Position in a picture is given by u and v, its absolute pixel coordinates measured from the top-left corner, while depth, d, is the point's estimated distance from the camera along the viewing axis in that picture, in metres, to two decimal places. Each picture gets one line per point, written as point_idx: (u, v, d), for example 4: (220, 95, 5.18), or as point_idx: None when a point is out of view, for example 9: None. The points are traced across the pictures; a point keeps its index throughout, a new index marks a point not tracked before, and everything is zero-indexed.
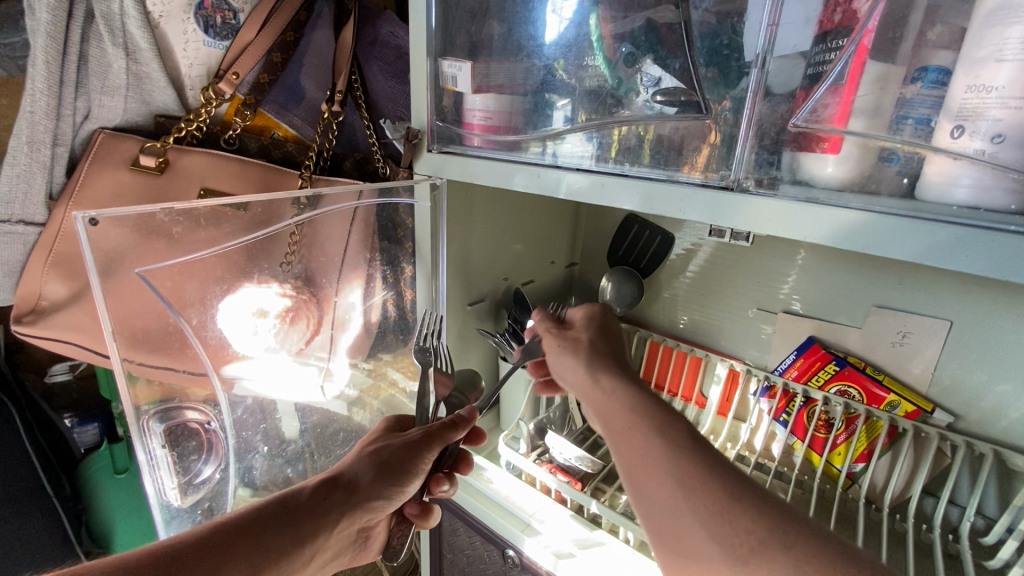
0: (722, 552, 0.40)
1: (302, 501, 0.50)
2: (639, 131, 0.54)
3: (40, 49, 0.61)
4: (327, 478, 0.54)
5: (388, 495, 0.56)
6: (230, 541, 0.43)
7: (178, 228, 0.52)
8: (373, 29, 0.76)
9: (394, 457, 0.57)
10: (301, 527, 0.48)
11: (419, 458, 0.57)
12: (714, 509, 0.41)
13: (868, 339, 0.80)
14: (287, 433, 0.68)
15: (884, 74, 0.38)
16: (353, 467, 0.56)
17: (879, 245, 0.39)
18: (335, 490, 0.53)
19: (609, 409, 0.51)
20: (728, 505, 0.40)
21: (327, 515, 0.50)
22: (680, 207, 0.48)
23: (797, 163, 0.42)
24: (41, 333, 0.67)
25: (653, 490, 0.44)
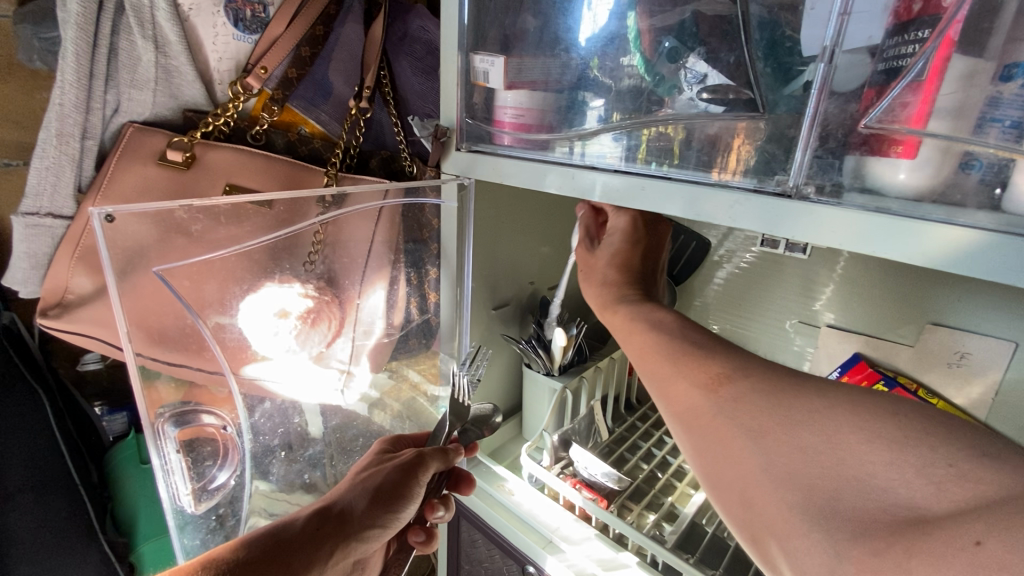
0: (769, 461, 0.36)
1: (292, 536, 0.49)
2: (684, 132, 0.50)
3: (70, 40, 0.60)
4: (319, 508, 0.53)
5: (384, 523, 0.54)
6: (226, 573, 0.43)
7: (198, 227, 0.51)
8: (403, 23, 0.74)
9: (387, 484, 0.55)
10: (291, 564, 0.46)
11: (410, 485, 0.55)
12: (756, 421, 0.38)
13: (919, 358, 0.75)
14: (312, 431, 0.67)
15: (970, 71, 0.34)
16: (347, 495, 0.54)
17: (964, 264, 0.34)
18: (326, 520, 0.51)
19: (629, 332, 0.55)
20: (772, 414, 0.37)
21: (318, 547, 0.49)
22: (730, 215, 0.44)
23: (864, 168, 0.39)
24: (67, 327, 0.67)
25: (693, 412, 0.42)
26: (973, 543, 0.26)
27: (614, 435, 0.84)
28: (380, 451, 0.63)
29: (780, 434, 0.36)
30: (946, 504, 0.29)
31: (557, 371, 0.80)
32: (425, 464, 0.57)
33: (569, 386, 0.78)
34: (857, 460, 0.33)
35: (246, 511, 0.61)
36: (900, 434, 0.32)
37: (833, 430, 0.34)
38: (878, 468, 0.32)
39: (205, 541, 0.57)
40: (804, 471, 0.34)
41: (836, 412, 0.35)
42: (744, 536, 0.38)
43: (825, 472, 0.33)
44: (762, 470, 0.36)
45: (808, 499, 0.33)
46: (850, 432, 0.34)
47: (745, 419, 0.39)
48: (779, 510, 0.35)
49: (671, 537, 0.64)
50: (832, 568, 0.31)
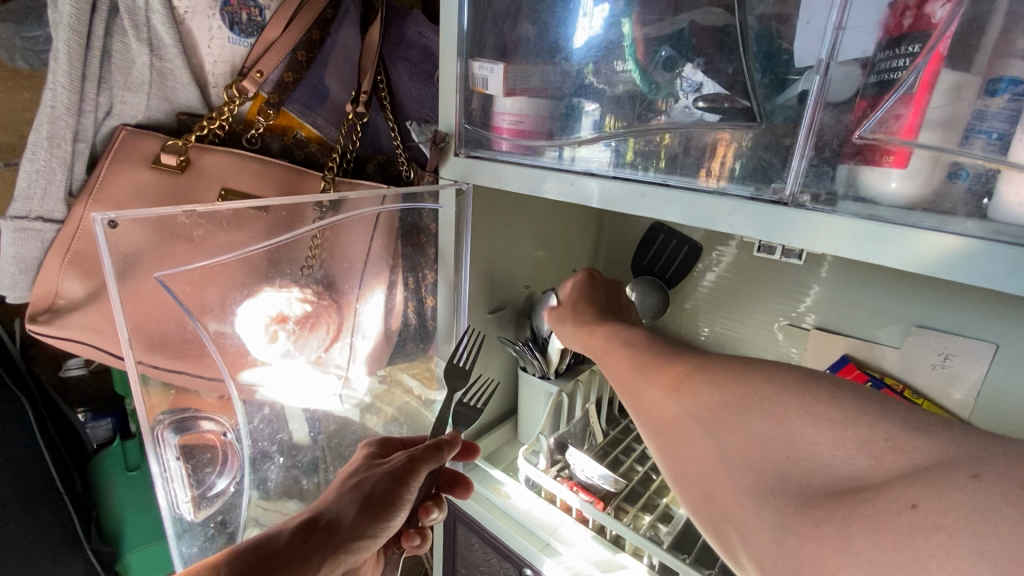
0: (690, 470, 0.38)
1: (279, 549, 0.49)
2: (654, 137, 0.52)
3: (62, 42, 0.59)
4: (306, 520, 0.53)
5: (374, 532, 0.54)
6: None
7: (199, 232, 0.50)
8: (399, 28, 0.75)
9: (376, 493, 0.54)
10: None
11: (400, 490, 0.55)
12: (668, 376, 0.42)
13: (906, 360, 0.77)
14: (298, 439, 0.65)
15: (957, 85, 0.36)
16: (336, 506, 0.54)
17: (955, 271, 0.36)
18: (314, 533, 0.51)
19: None
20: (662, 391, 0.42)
21: (303, 561, 0.49)
22: (728, 222, 0.45)
23: (859, 177, 0.40)
24: (58, 333, 0.66)
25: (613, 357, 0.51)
26: (968, 477, 0.26)
27: (608, 437, 0.85)
28: (369, 453, 0.62)
29: (680, 422, 0.39)
30: (881, 472, 0.28)
31: (553, 374, 0.80)
32: (415, 469, 0.55)
33: (565, 391, 0.79)
34: (803, 440, 0.32)
35: (243, 519, 0.60)
36: (779, 410, 0.34)
37: (710, 386, 0.39)
38: (826, 449, 0.31)
39: (204, 549, 0.56)
40: (705, 405, 0.38)
41: (707, 386, 0.39)
42: (711, 535, 0.37)
43: (773, 454, 0.33)
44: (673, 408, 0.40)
45: (703, 429, 0.37)
46: (747, 400, 0.36)
47: (641, 384, 0.45)
48: (671, 409, 0.40)
49: (667, 537, 0.65)
50: (779, 545, 0.30)
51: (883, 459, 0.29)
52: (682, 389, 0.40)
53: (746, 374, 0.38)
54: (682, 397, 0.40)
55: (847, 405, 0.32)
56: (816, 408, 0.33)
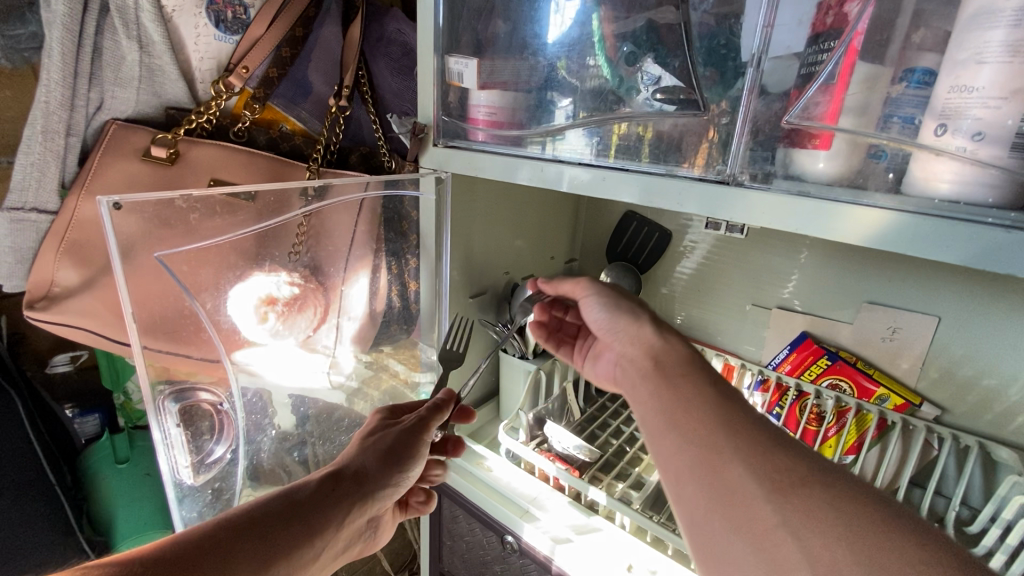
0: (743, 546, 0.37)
1: (307, 496, 0.52)
2: (638, 129, 0.56)
3: (56, 40, 0.62)
4: (330, 472, 0.56)
5: (393, 483, 0.59)
6: (263, 522, 0.46)
7: (194, 216, 0.54)
8: (379, 25, 0.78)
9: (395, 446, 0.60)
10: (310, 522, 0.50)
11: (417, 444, 0.61)
12: (752, 446, 0.41)
13: (859, 334, 0.83)
14: (282, 422, 0.68)
15: (873, 75, 0.41)
16: (356, 459, 0.58)
17: (869, 238, 0.41)
18: (342, 482, 0.55)
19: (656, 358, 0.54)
20: (716, 435, 0.43)
21: (334, 507, 0.53)
22: (678, 201, 0.50)
23: (791, 158, 0.45)
24: (55, 319, 0.68)
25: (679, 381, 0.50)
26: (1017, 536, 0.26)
27: (586, 415, 0.90)
28: (382, 416, 0.66)
29: (732, 478, 0.40)
30: None
31: (531, 354, 0.85)
32: (427, 425, 0.63)
33: (543, 368, 0.84)
34: None
35: (238, 487, 0.63)
36: (846, 516, 0.35)
37: (763, 484, 0.39)
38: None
39: (201, 513, 0.59)
40: (801, 508, 0.37)
41: (766, 490, 0.38)
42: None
43: None
44: (751, 486, 0.39)
45: (766, 500, 0.38)
46: (841, 521, 0.35)
47: (693, 435, 0.44)
48: (718, 460, 0.41)
49: (638, 499, 0.70)
50: None
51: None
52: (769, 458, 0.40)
53: (811, 469, 0.39)
54: (736, 453, 0.41)
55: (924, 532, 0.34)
56: (878, 516, 0.35)
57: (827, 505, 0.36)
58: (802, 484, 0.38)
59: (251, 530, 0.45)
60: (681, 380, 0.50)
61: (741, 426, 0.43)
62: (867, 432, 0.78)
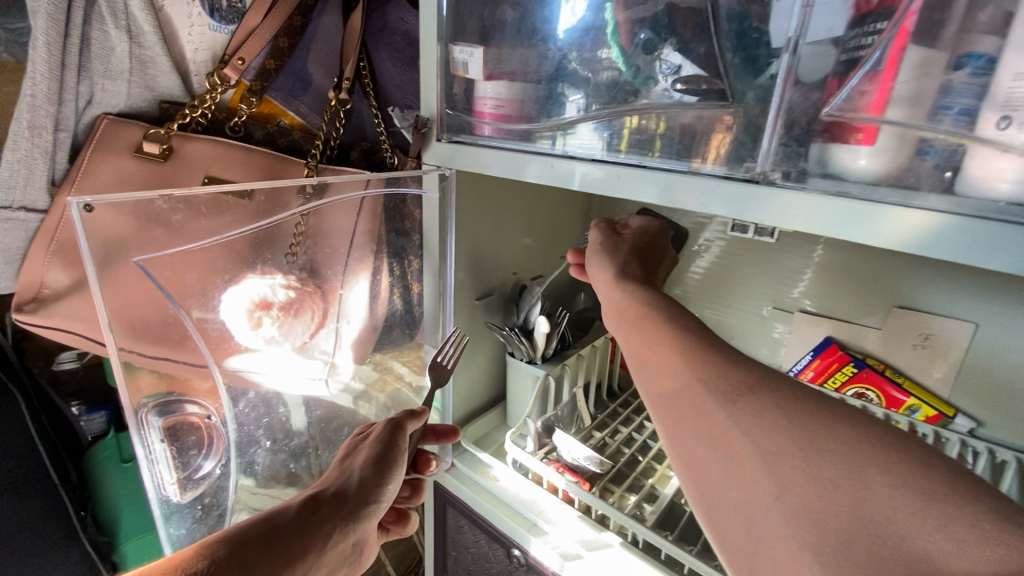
0: (710, 454, 0.37)
1: (289, 520, 0.49)
2: (647, 123, 0.52)
3: (40, 30, 0.58)
4: (309, 497, 0.53)
5: (377, 497, 0.57)
6: (244, 548, 0.43)
7: (178, 216, 0.51)
8: (382, 14, 0.74)
9: (373, 456, 0.59)
10: (293, 545, 0.46)
11: (396, 450, 0.61)
12: (709, 366, 0.40)
13: (887, 340, 0.78)
14: (297, 424, 0.67)
15: (926, 60, 0.36)
16: (337, 481, 0.57)
17: (921, 244, 0.37)
18: (323, 504, 0.53)
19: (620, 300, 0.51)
20: (674, 361, 0.42)
21: (317, 529, 0.50)
22: (702, 201, 0.46)
23: (827, 155, 0.40)
24: (42, 323, 0.65)
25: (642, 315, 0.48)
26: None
27: (596, 421, 0.86)
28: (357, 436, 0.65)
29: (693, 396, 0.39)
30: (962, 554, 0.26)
31: (539, 359, 0.81)
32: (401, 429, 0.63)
33: (552, 373, 0.80)
34: (871, 507, 0.29)
35: (232, 501, 0.61)
36: (798, 423, 0.34)
37: (718, 398, 0.38)
38: (899, 513, 0.29)
39: (191, 530, 0.57)
40: (752, 414, 0.36)
41: (722, 402, 0.37)
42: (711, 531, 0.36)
43: (838, 509, 0.30)
44: (710, 402, 0.38)
45: (724, 413, 0.37)
46: (811, 429, 0.34)
47: (656, 362, 0.43)
48: (679, 384, 0.40)
49: (651, 516, 0.67)
50: None
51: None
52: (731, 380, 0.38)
53: (765, 378, 0.38)
54: (693, 374, 0.40)
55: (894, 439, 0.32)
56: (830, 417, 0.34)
57: (777, 408, 0.36)
58: (755, 393, 0.37)
59: (227, 560, 0.41)
60: (645, 318, 0.47)
61: (699, 351, 0.41)
62: None
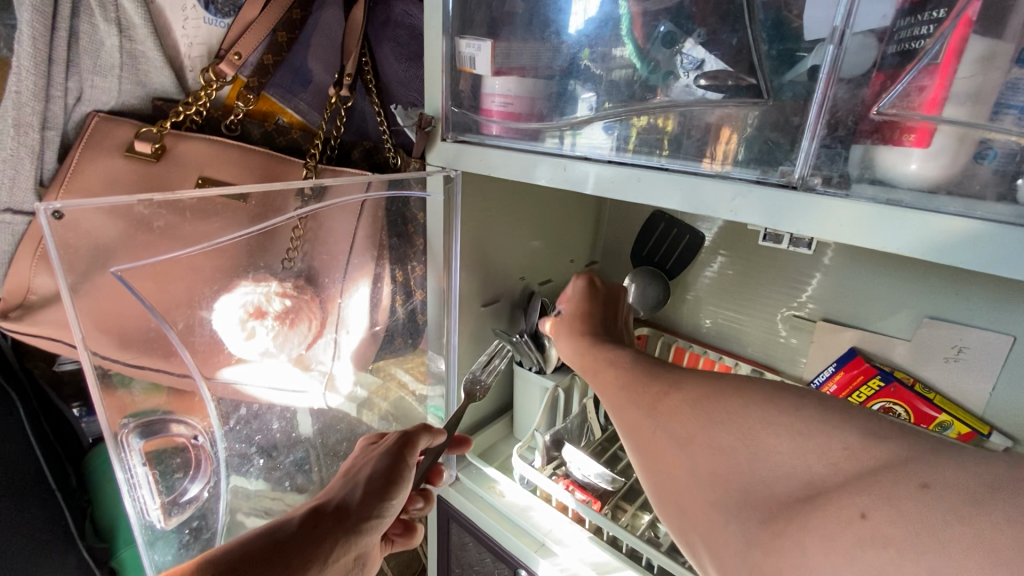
0: (648, 458, 0.40)
1: (291, 534, 0.46)
2: (657, 121, 0.48)
3: (25, 22, 0.55)
4: (313, 508, 0.51)
5: (380, 512, 0.53)
6: (243, 557, 0.42)
7: (160, 222, 0.47)
8: (385, 7, 0.70)
9: (378, 470, 0.55)
10: (291, 562, 0.43)
11: (403, 465, 0.56)
12: (634, 380, 0.45)
13: (917, 353, 0.74)
14: (303, 425, 0.65)
15: (989, 53, 0.32)
16: (340, 492, 0.53)
17: (992, 261, 0.32)
18: (323, 518, 0.49)
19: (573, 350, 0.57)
20: (610, 385, 0.47)
21: (318, 545, 0.47)
22: (732, 209, 0.42)
23: (872, 158, 0.36)
24: (29, 331, 0.63)
25: (588, 358, 0.53)
26: (919, 487, 0.27)
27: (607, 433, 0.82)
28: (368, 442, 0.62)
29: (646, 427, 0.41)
30: (838, 473, 0.30)
31: (549, 369, 0.78)
32: (411, 441, 0.58)
33: (561, 385, 0.76)
34: (767, 453, 0.34)
35: (221, 526, 0.58)
36: (703, 409, 0.38)
37: (642, 407, 0.42)
38: (784, 457, 0.33)
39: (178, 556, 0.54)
40: (670, 414, 0.39)
41: (645, 411, 0.41)
42: (680, 539, 0.39)
43: (741, 472, 0.34)
44: (636, 411, 0.42)
45: (677, 443, 0.38)
46: (718, 412, 0.37)
47: (603, 396, 0.47)
48: (614, 403, 0.45)
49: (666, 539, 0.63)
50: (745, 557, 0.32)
51: (839, 465, 0.31)
52: (663, 407, 0.40)
53: (710, 398, 0.38)
54: (618, 393, 0.45)
55: (804, 409, 0.34)
56: (729, 395, 0.38)
57: (687, 403, 0.39)
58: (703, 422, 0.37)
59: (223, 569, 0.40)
60: (593, 360, 0.52)
61: (630, 376, 0.45)
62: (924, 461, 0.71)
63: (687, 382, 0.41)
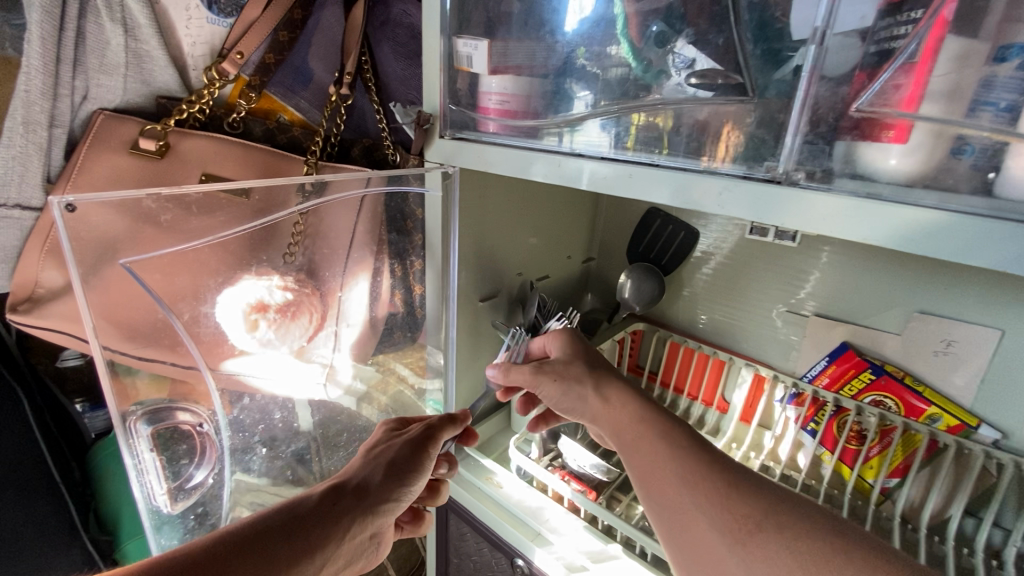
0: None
1: (310, 509, 0.47)
2: (657, 120, 0.50)
3: (34, 23, 0.57)
4: (332, 486, 0.52)
5: (399, 496, 0.55)
6: (266, 535, 0.43)
7: (167, 217, 0.48)
8: (384, 6, 0.71)
9: (399, 458, 0.56)
10: (311, 536, 0.45)
11: (424, 456, 0.58)
12: (712, 496, 0.47)
13: (907, 347, 0.75)
14: (303, 419, 0.66)
15: (965, 52, 0.34)
16: (360, 473, 0.54)
17: (968, 252, 0.33)
18: (343, 496, 0.51)
19: (619, 418, 0.56)
20: (681, 494, 0.48)
21: (336, 521, 0.48)
22: (719, 203, 0.43)
23: (854, 153, 0.38)
24: (37, 324, 0.64)
25: (638, 438, 0.53)
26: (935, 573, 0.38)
27: None
28: (388, 427, 0.63)
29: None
30: None
31: None
32: (435, 435, 0.60)
33: None
34: None
35: (227, 509, 0.60)
36: (795, 549, 0.42)
37: (722, 532, 0.45)
38: None
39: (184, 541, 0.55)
40: (759, 554, 0.43)
41: (729, 541, 0.44)
42: None
43: None
44: (716, 537, 0.45)
45: None
46: (809, 562, 0.41)
47: (668, 500, 0.48)
48: (692, 510, 0.47)
49: None
50: None
51: None
52: (751, 547, 0.43)
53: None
54: (697, 504, 0.47)
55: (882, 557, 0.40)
56: (822, 543, 0.42)
57: (780, 544, 0.43)
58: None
59: (245, 548, 0.41)
60: (642, 437, 0.53)
61: (704, 480, 0.48)
62: (917, 454, 0.71)
63: (780, 508, 0.45)
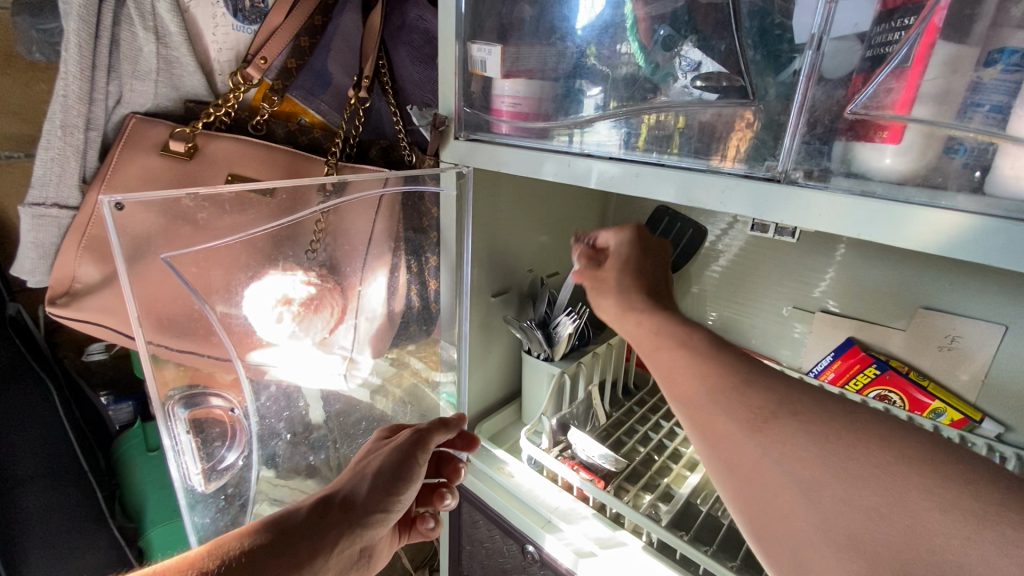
0: (752, 493, 0.42)
1: (299, 523, 0.50)
2: (668, 119, 0.51)
3: (72, 32, 0.60)
4: (321, 499, 0.55)
5: (387, 506, 0.57)
6: (256, 550, 0.45)
7: (203, 215, 0.52)
8: (400, 12, 0.74)
9: (387, 467, 0.59)
10: (299, 549, 0.48)
11: (412, 463, 0.60)
12: (728, 386, 0.45)
13: (912, 342, 0.76)
14: (314, 419, 0.69)
15: (955, 57, 0.35)
16: (348, 485, 0.57)
17: (959, 249, 0.35)
18: (331, 508, 0.54)
19: (646, 339, 0.55)
20: (698, 392, 0.46)
21: (325, 534, 0.51)
22: (720, 200, 0.46)
23: (851, 154, 0.40)
24: (74, 316, 0.68)
25: (658, 347, 0.53)
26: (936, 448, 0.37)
27: (611, 419, 0.86)
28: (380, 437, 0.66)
29: (701, 406, 0.46)
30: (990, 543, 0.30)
31: (557, 357, 0.81)
32: (425, 442, 0.62)
33: (568, 371, 0.80)
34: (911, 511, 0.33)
35: (254, 493, 0.63)
36: (819, 438, 0.39)
37: (742, 425, 0.43)
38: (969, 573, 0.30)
39: (216, 519, 0.59)
40: (778, 439, 0.40)
41: (748, 431, 0.42)
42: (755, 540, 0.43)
43: (888, 542, 0.34)
44: (740, 435, 0.43)
45: (802, 492, 0.38)
46: (847, 459, 0.37)
47: (673, 356, 0.51)
48: (697, 383, 0.47)
49: (666, 515, 0.66)
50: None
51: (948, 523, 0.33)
52: (768, 431, 0.41)
53: (785, 399, 0.42)
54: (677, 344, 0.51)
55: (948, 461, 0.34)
56: (845, 430, 0.38)
57: (802, 432, 0.40)
58: (778, 416, 0.41)
59: (236, 564, 0.43)
60: (663, 347, 0.52)
61: (719, 382, 0.46)
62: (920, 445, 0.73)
63: (793, 398, 0.42)
